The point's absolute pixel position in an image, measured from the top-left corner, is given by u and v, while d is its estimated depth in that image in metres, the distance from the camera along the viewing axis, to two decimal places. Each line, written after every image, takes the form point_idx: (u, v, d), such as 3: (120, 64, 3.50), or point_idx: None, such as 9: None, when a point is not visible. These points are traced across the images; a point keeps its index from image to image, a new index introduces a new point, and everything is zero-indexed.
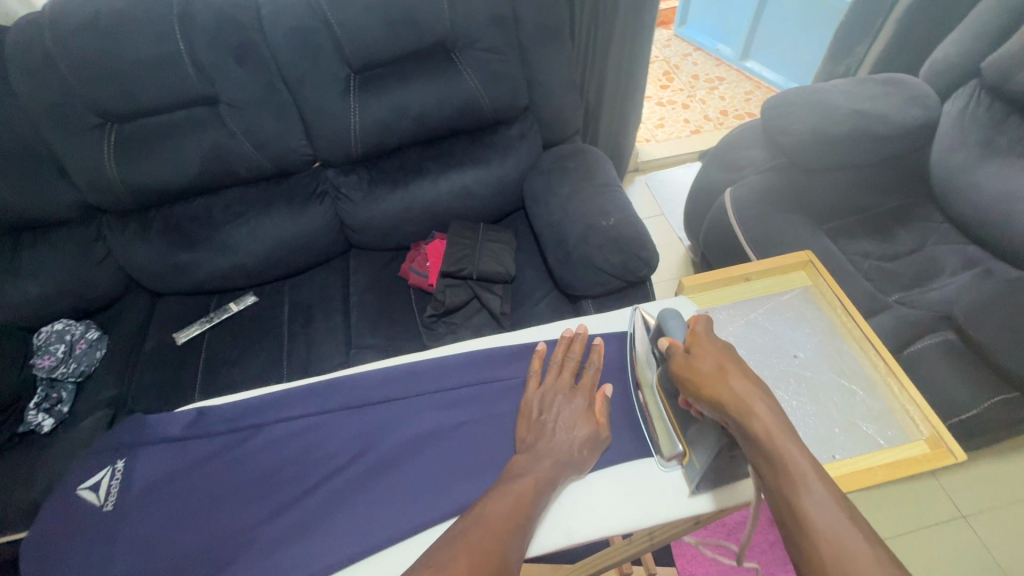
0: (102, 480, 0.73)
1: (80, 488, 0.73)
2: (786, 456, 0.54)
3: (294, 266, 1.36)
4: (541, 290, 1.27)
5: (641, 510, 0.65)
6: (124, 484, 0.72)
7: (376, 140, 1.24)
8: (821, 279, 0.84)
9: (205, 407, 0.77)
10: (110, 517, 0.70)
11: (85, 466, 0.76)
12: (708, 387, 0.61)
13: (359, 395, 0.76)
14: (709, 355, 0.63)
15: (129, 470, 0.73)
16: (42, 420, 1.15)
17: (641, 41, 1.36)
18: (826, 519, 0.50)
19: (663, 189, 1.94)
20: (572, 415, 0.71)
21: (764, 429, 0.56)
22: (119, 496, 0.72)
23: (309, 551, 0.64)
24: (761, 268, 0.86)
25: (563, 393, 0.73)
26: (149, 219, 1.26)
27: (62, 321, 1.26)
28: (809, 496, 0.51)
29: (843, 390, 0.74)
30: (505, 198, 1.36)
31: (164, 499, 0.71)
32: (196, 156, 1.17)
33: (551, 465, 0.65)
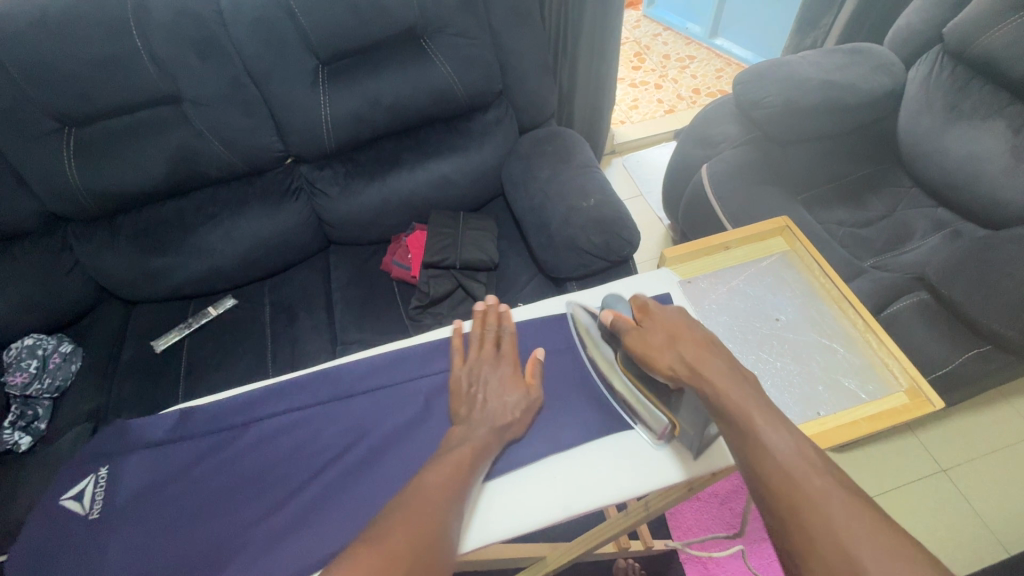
0: (85, 491, 0.71)
1: (62, 500, 0.71)
2: (743, 412, 0.58)
3: (273, 265, 1.33)
4: (526, 275, 1.27)
5: (620, 481, 0.66)
6: (109, 493, 0.70)
7: (349, 132, 1.22)
8: (798, 243, 0.85)
9: (188, 409, 0.75)
10: (96, 527, 0.69)
11: (67, 477, 0.73)
12: (664, 360, 0.65)
13: (348, 387, 0.75)
14: (659, 329, 0.67)
15: (114, 479, 0.71)
16: (18, 437, 1.11)
17: (612, 19, 1.35)
18: (779, 461, 0.55)
19: (641, 170, 1.95)
20: (499, 382, 0.73)
21: (721, 391, 0.60)
22: (105, 505, 0.70)
23: (307, 546, 0.64)
24: (742, 234, 0.85)
25: (488, 363, 0.74)
26: (118, 225, 1.22)
27: (32, 335, 1.22)
28: (764, 444, 0.56)
29: (825, 348, 0.76)
30: (484, 184, 1.35)
31: (151, 506, 0.69)
32: (161, 157, 1.14)
33: (487, 433, 0.67)
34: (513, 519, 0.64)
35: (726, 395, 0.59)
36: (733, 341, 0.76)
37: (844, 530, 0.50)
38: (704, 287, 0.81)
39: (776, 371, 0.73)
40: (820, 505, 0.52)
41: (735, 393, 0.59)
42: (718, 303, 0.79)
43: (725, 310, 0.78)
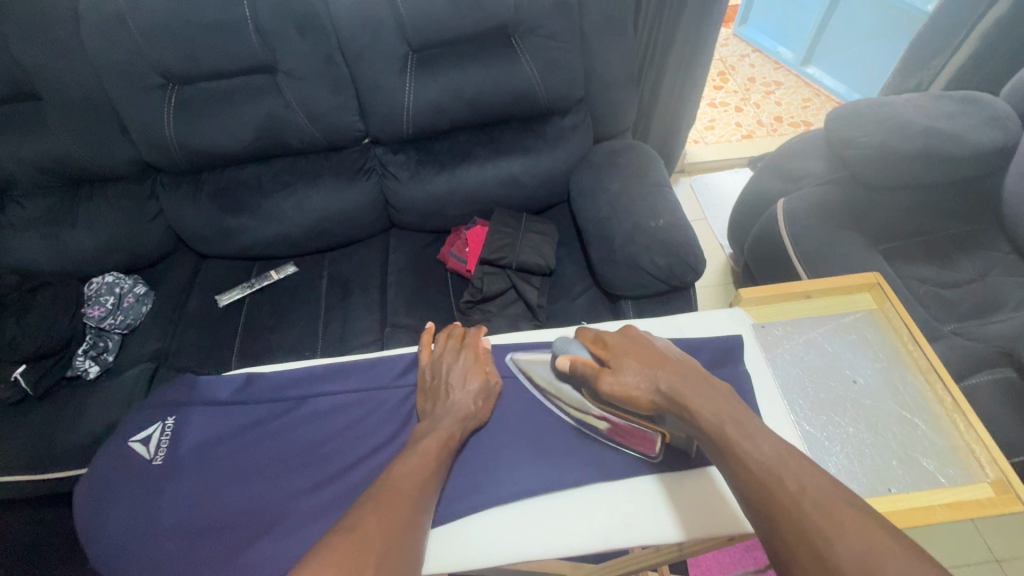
0: (152, 436, 0.75)
1: (131, 440, 0.76)
2: (717, 426, 0.59)
3: (337, 239, 1.37)
4: (580, 286, 1.25)
5: (617, 530, 0.66)
6: (173, 442, 0.74)
7: (428, 120, 1.23)
8: (888, 302, 0.80)
9: (254, 374, 0.78)
10: (158, 472, 0.72)
11: (136, 419, 0.78)
12: (641, 392, 0.66)
13: None
14: (625, 362, 0.68)
15: (179, 429, 0.75)
16: (89, 365, 1.20)
17: (707, 37, 1.31)
18: (761, 460, 0.56)
19: (708, 193, 1.89)
20: (462, 372, 0.75)
21: (700, 414, 0.61)
22: (168, 453, 0.73)
23: None
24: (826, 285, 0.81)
25: (450, 355, 0.77)
26: (201, 182, 1.29)
27: (112, 273, 1.32)
28: (745, 448, 0.57)
29: (904, 421, 0.71)
30: (550, 189, 1.35)
31: (210, 462, 0.72)
32: (250, 123, 1.19)
33: (451, 424, 0.69)
34: (520, 545, 0.66)
35: (702, 414, 0.61)
36: (803, 397, 0.72)
37: (822, 526, 0.49)
38: (777, 335, 0.78)
39: (846, 437, 0.69)
40: (797, 503, 0.51)
41: (708, 407, 0.61)
42: (790, 355, 0.76)
43: (797, 362, 0.75)
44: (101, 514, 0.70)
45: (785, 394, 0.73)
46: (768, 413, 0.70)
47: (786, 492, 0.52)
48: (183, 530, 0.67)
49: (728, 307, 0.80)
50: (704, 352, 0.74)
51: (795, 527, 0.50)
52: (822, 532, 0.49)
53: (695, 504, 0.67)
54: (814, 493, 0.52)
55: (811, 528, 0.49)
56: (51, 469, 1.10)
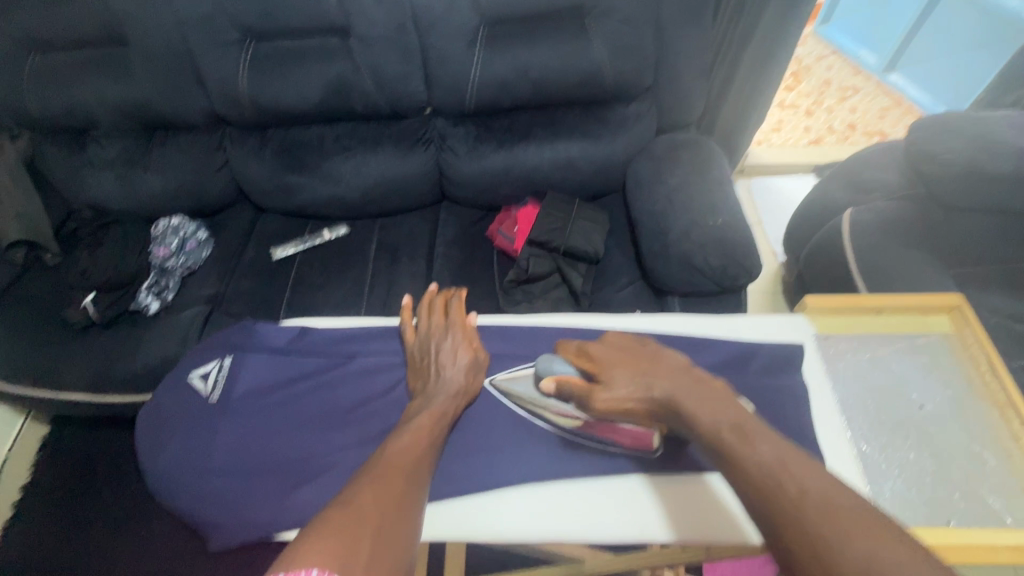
0: (209, 372, 0.79)
1: (190, 374, 0.80)
2: (714, 429, 0.59)
3: (389, 206, 1.39)
4: (626, 277, 1.23)
5: (634, 524, 0.70)
6: (229, 380, 0.78)
7: (491, 96, 1.23)
8: (967, 328, 0.75)
9: (309, 326, 0.82)
10: (213, 407, 0.76)
11: (196, 356, 0.82)
12: (635, 401, 0.67)
13: None
14: (615, 373, 0.69)
15: (235, 369, 0.78)
16: (150, 301, 1.27)
17: (789, 33, 1.25)
18: (761, 463, 0.54)
19: (766, 197, 1.83)
20: (452, 348, 0.76)
21: (698, 418, 0.61)
22: (223, 390, 0.77)
23: None
24: (904, 303, 0.77)
25: (438, 331, 0.78)
26: (267, 138, 1.33)
27: (177, 217, 1.38)
28: (745, 452, 0.55)
29: (972, 455, 0.67)
30: (606, 177, 1.33)
31: (261, 404, 0.75)
32: (319, 84, 1.21)
33: (445, 400, 0.71)
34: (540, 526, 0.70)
35: (703, 419, 0.60)
36: (861, 416, 0.70)
37: (826, 533, 0.47)
38: (841, 350, 0.76)
39: (905, 463, 0.66)
40: (797, 507, 0.49)
41: (704, 410, 0.61)
42: (851, 371, 0.74)
43: (859, 379, 0.73)
44: (157, 443, 0.74)
45: (843, 411, 0.71)
46: (824, 428, 0.69)
47: (788, 497, 0.50)
48: (231, 464, 0.71)
49: (792, 315, 0.79)
50: (761, 357, 0.74)
51: (798, 535, 0.48)
52: (823, 539, 0.46)
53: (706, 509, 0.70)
54: (819, 498, 0.49)
55: (811, 535, 0.47)
56: (116, 392, 1.19)
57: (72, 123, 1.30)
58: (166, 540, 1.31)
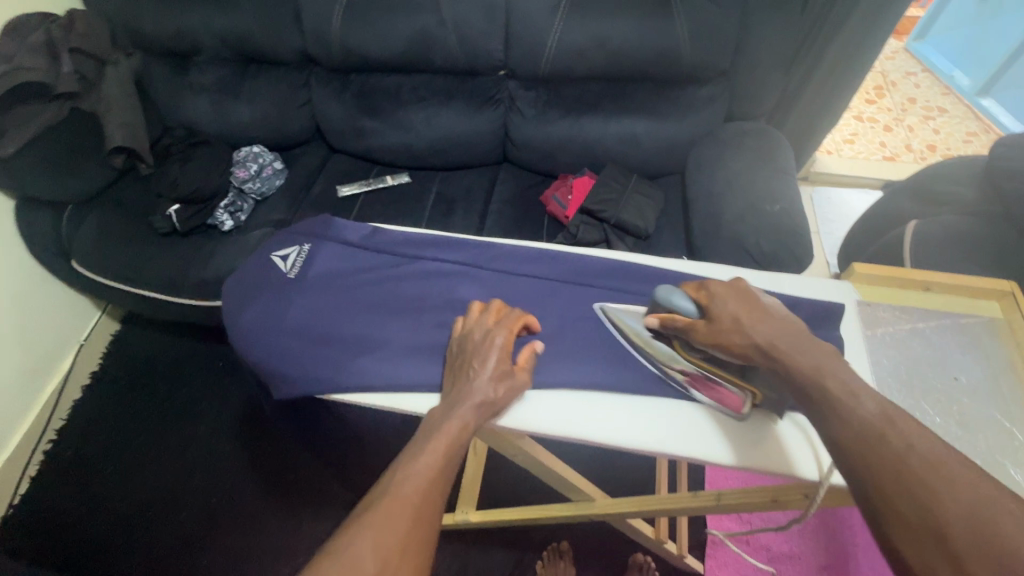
0: (290, 254, 0.87)
1: (273, 254, 0.88)
2: (818, 379, 0.55)
3: (452, 160, 1.44)
4: (673, 256, 1.24)
5: (685, 443, 0.65)
6: (306, 261, 0.85)
7: (566, 63, 1.26)
8: (1018, 313, 0.73)
9: (383, 229, 0.88)
10: (290, 281, 0.84)
11: (280, 240, 0.91)
12: (736, 340, 0.62)
13: (511, 264, 0.82)
14: (725, 311, 0.64)
15: (313, 254, 0.86)
16: (225, 220, 1.38)
17: (879, 33, 1.22)
18: (865, 418, 0.50)
19: (829, 207, 1.78)
20: (487, 354, 0.65)
21: (800, 366, 0.56)
22: (300, 270, 0.85)
23: (436, 370, 0.70)
24: (954, 280, 0.77)
25: (479, 332, 0.68)
26: (349, 81, 1.41)
27: (258, 146, 1.49)
28: (849, 404, 0.51)
29: (1003, 430, 0.65)
30: (667, 156, 1.33)
31: (330, 287, 0.82)
32: (404, 33, 1.27)
33: (466, 412, 0.61)
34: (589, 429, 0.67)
35: (808, 368, 0.56)
36: (890, 378, 0.70)
37: (929, 482, 0.44)
38: (881, 317, 0.76)
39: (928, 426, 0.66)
40: (902, 456, 0.46)
41: (810, 361, 0.56)
42: (888, 337, 0.74)
43: (893, 345, 0.72)
44: (242, 303, 0.83)
45: (871, 371, 0.71)
46: None
47: (892, 450, 0.47)
48: (298, 331, 0.78)
49: (838, 282, 0.79)
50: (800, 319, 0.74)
51: (903, 485, 0.45)
52: (929, 488, 0.44)
53: (768, 444, 0.65)
54: (926, 451, 0.46)
55: (917, 486, 0.44)
56: (187, 296, 1.30)
57: (179, 47, 1.41)
58: (208, 438, 1.43)
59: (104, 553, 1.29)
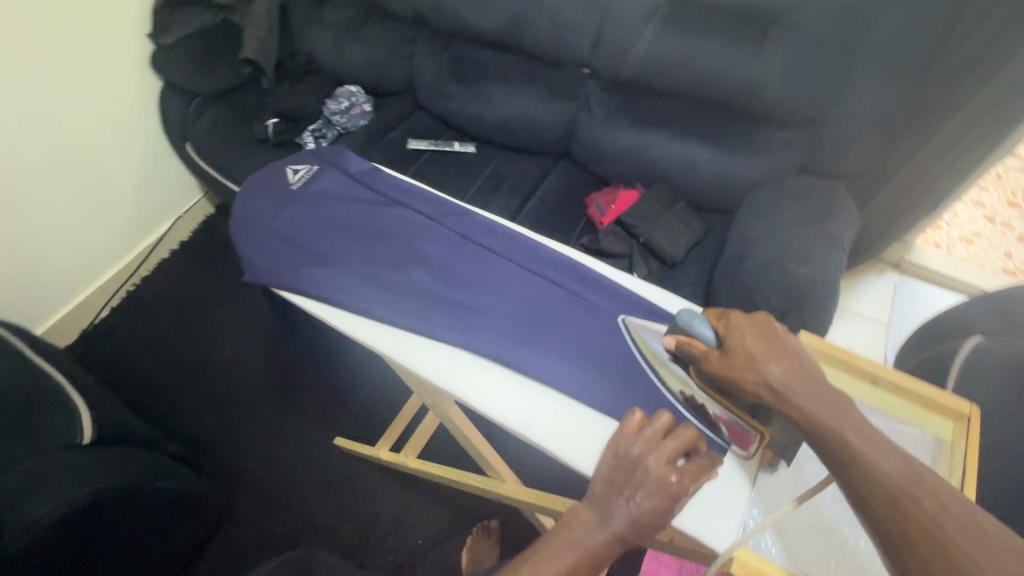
0: (301, 169, 1.01)
1: (288, 164, 1.03)
2: (837, 431, 0.52)
3: (518, 142, 1.49)
4: (692, 290, 1.19)
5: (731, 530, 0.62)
6: (311, 178, 0.99)
7: (647, 74, 1.25)
8: (962, 442, 0.61)
9: (379, 169, 1.00)
10: (291, 191, 0.98)
11: (300, 156, 1.05)
12: (749, 378, 0.59)
13: (470, 231, 0.90)
14: (741, 344, 0.60)
15: (318, 174, 1.00)
16: (308, 141, 1.54)
17: (1006, 120, 1.07)
18: (888, 474, 0.49)
19: (911, 302, 1.58)
20: (650, 493, 0.56)
21: (813, 416, 0.54)
22: (303, 184, 0.99)
23: (365, 295, 0.81)
24: (907, 380, 0.65)
25: (656, 463, 0.58)
26: (449, 47, 1.51)
27: (356, 86, 1.64)
28: (871, 457, 0.50)
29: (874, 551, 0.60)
30: (723, 192, 1.27)
31: (320, 204, 0.95)
32: (505, 12, 1.33)
33: (603, 543, 0.56)
34: None
35: (819, 418, 0.54)
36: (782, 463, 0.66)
37: (968, 550, 0.44)
38: None
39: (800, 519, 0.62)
40: (937, 522, 0.46)
41: (827, 410, 0.54)
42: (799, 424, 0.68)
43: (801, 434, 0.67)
44: (249, 197, 0.99)
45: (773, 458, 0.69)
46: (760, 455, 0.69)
47: (926, 516, 0.46)
48: (281, 233, 0.92)
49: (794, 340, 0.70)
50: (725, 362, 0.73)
51: (943, 559, 0.44)
52: (973, 563, 0.43)
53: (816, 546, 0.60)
54: (957, 515, 0.46)
55: (960, 560, 0.44)
56: None
57: None
58: (240, 321, 1.64)
59: (134, 385, 1.52)
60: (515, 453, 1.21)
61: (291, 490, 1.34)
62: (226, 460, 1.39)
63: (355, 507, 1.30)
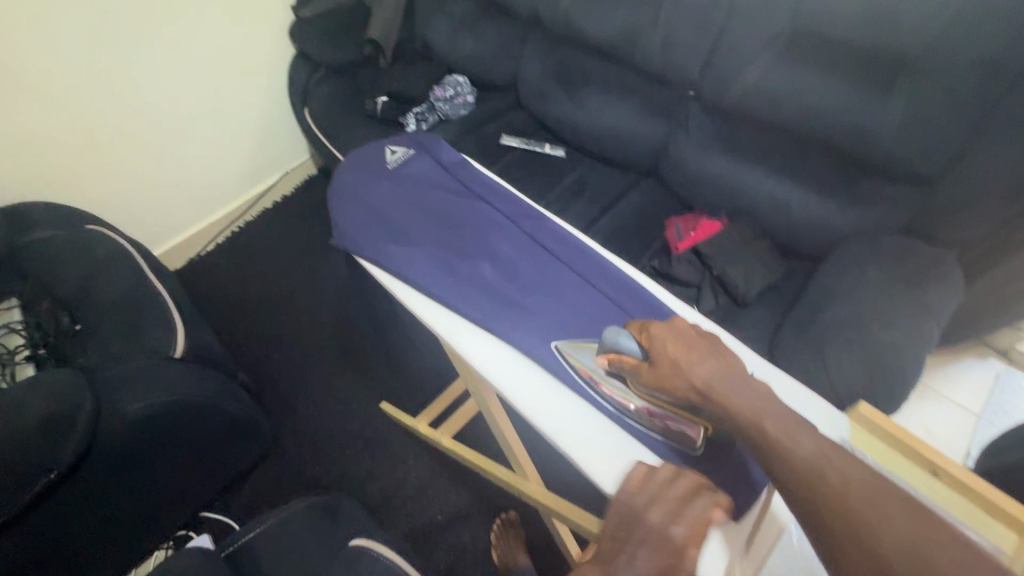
0: (397, 151, 1.09)
1: (386, 144, 1.11)
2: (757, 422, 0.58)
3: (607, 154, 1.49)
4: (758, 334, 1.14)
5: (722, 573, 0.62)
6: (405, 161, 1.06)
7: (753, 105, 1.21)
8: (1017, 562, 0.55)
9: (467, 162, 1.05)
10: (385, 170, 1.05)
11: (398, 139, 1.12)
12: (677, 382, 0.66)
13: (541, 235, 0.93)
14: (662, 350, 0.67)
15: (412, 158, 1.07)
16: (411, 122, 1.61)
17: None
18: (804, 457, 0.54)
19: (1014, 397, 1.40)
20: (655, 542, 0.54)
21: (737, 406, 0.60)
22: (396, 165, 1.06)
23: (433, 279, 0.86)
24: (983, 485, 0.59)
25: (659, 508, 0.57)
26: (557, 51, 1.54)
27: (462, 77, 1.71)
28: (787, 443, 0.55)
29: None
30: (812, 239, 1.20)
31: (408, 187, 1.02)
32: (618, 24, 1.34)
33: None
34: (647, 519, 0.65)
35: (739, 408, 0.60)
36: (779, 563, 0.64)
37: (865, 515, 0.48)
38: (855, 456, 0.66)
39: None
40: (839, 491, 0.50)
41: (747, 401, 0.60)
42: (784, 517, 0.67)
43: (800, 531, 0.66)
44: (347, 169, 1.07)
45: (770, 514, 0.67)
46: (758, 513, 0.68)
47: (830, 487, 0.51)
48: (368, 207, 0.99)
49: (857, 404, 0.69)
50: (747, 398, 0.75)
51: (845, 526, 0.49)
52: (869, 525, 0.48)
53: None
54: (858, 484, 0.50)
55: (858, 526, 0.48)
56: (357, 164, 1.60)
57: None
58: (319, 276, 1.78)
59: (219, 315, 1.69)
60: (543, 456, 1.23)
61: (332, 440, 1.44)
62: (283, 401, 1.51)
63: (386, 469, 1.38)
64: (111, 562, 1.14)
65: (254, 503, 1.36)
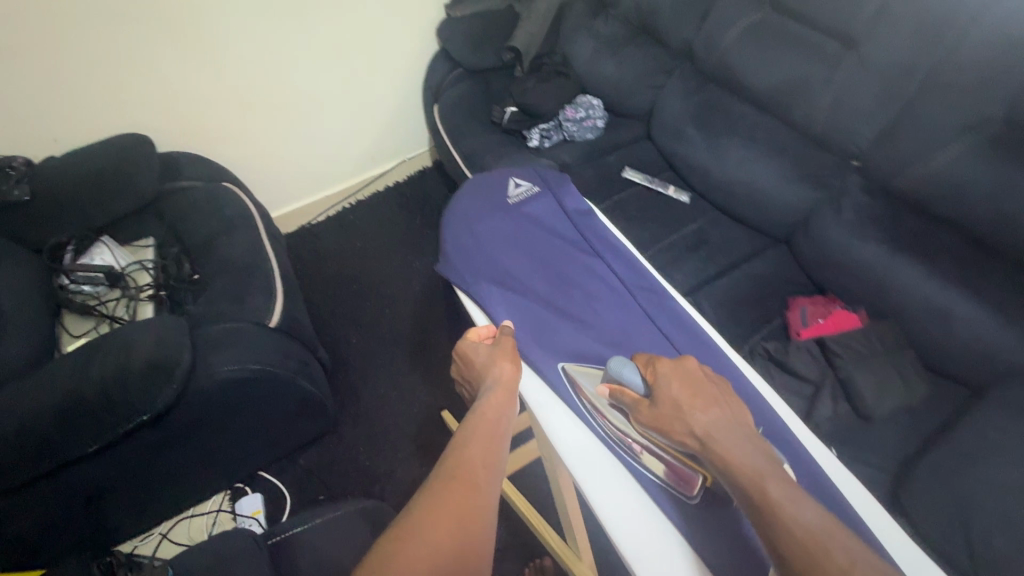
0: (521, 185, 1.05)
1: (512, 176, 1.07)
2: (758, 482, 0.53)
3: (735, 209, 1.36)
4: (879, 458, 0.97)
5: None
6: (527, 199, 1.02)
7: (932, 191, 1.04)
8: None
9: (594, 214, 0.99)
10: (505, 204, 1.02)
11: (524, 172, 1.08)
12: (677, 428, 0.62)
13: (658, 314, 0.86)
14: (666, 390, 0.64)
15: (535, 197, 1.02)
16: (534, 138, 1.59)
17: None
18: (807, 526, 0.49)
19: None
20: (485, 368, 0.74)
21: (735, 462, 0.56)
22: (518, 201, 1.02)
23: (536, 340, 0.83)
24: None
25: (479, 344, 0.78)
26: (705, 88, 1.43)
27: (597, 99, 1.63)
28: (790, 509, 0.51)
29: None
30: (974, 363, 1.00)
31: (525, 227, 0.98)
32: (784, 73, 1.22)
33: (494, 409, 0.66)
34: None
35: (740, 466, 0.55)
36: None
37: None
38: None
39: None
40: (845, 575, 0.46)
41: (751, 459, 0.56)
42: None
43: None
44: (468, 194, 1.04)
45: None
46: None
47: (835, 565, 0.47)
48: (481, 239, 0.96)
49: None
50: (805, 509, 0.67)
51: None
52: None
53: None
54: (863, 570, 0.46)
55: None
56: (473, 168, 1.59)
57: None
58: (412, 268, 1.81)
59: (315, 286, 1.77)
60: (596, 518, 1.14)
61: (389, 434, 1.45)
62: (353, 384, 1.55)
63: None
64: (176, 498, 1.22)
65: (305, 476, 1.40)
